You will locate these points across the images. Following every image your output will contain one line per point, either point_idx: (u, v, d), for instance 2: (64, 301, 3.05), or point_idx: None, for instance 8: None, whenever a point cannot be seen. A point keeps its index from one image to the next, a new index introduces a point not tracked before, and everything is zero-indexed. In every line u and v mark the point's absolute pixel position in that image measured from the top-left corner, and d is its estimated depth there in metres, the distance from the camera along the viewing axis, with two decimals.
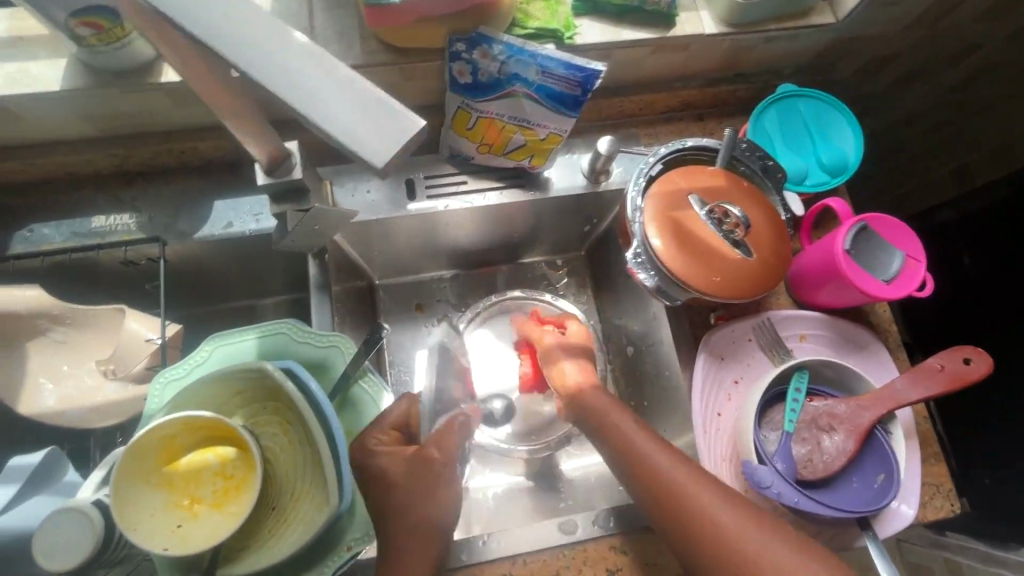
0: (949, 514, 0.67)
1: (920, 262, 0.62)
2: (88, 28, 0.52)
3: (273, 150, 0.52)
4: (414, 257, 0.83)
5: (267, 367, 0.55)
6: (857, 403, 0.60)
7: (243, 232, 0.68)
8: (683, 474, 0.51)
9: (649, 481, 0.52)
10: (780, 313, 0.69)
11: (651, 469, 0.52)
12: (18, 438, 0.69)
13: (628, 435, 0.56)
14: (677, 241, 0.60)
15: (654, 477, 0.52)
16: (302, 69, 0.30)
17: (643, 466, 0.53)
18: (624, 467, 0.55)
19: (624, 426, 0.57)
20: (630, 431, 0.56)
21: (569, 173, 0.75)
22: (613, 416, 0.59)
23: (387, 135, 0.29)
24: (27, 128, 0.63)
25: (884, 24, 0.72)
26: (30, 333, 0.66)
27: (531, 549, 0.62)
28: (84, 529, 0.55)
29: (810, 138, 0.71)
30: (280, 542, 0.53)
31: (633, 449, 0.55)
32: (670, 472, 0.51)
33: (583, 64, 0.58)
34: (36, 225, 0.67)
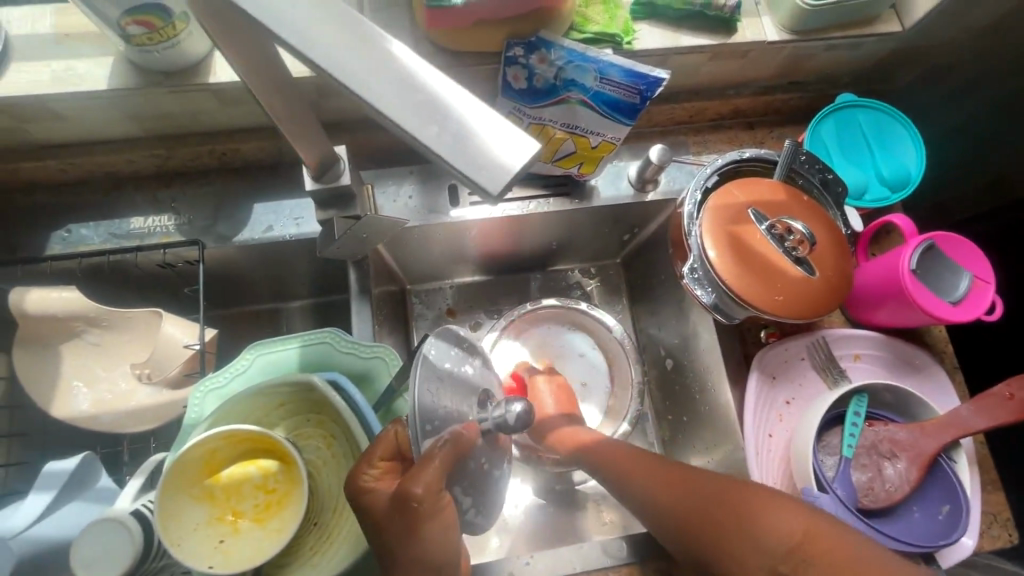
0: (1007, 545, 0.64)
1: (988, 284, 0.59)
2: (139, 27, 0.50)
3: (319, 158, 0.50)
4: (447, 263, 0.81)
5: (315, 379, 0.53)
6: (921, 430, 0.58)
7: (283, 236, 0.67)
8: (691, 490, 0.50)
9: (661, 510, 0.51)
10: (835, 332, 0.67)
11: (660, 496, 0.52)
12: (49, 442, 0.67)
13: (635, 470, 0.55)
14: (738, 258, 0.57)
15: (663, 504, 0.51)
16: (407, 84, 0.28)
17: (653, 494, 0.52)
18: (636, 503, 0.54)
19: (627, 461, 0.56)
20: (632, 465, 0.55)
21: (615, 181, 0.72)
22: (615, 454, 0.58)
23: (497, 154, 0.27)
24: (69, 126, 0.62)
25: (950, 33, 0.69)
26: (67, 335, 0.65)
27: (575, 570, 0.61)
28: (123, 540, 0.53)
29: (870, 151, 0.68)
30: (324, 559, 0.51)
31: (644, 483, 0.53)
32: (677, 496, 0.51)
33: (646, 71, 0.56)
34: (73, 225, 0.66)
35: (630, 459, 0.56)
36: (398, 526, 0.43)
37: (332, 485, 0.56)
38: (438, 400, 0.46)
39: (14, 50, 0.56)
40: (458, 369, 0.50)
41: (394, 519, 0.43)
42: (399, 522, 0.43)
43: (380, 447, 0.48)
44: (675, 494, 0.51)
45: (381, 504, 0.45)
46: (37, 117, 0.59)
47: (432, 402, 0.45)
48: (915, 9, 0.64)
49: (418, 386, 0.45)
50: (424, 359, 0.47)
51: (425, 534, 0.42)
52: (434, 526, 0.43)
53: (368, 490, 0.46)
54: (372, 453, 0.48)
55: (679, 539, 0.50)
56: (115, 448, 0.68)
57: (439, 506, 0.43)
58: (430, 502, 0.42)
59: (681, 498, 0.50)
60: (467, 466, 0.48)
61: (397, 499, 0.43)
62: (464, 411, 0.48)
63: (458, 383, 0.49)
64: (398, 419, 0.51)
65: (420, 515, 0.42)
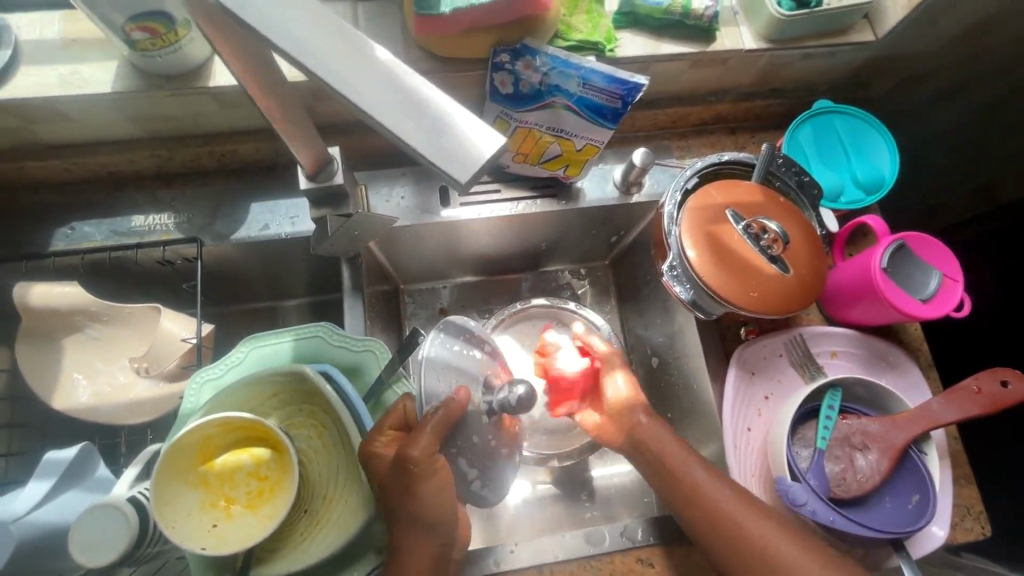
0: (980, 537, 0.66)
1: (958, 282, 0.62)
2: (143, 33, 0.53)
3: (315, 157, 0.52)
4: (439, 262, 0.83)
5: (307, 370, 0.55)
6: (892, 423, 0.60)
7: (279, 235, 0.69)
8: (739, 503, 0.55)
9: (701, 514, 0.55)
10: (812, 329, 0.69)
11: (708, 504, 0.55)
12: (48, 433, 0.69)
13: (688, 472, 0.57)
14: (715, 256, 0.60)
15: (707, 512, 0.55)
16: (387, 84, 0.30)
17: (700, 499, 0.55)
18: (672, 498, 0.57)
19: (684, 460, 0.58)
20: (689, 467, 0.58)
21: (600, 184, 0.75)
22: (669, 450, 0.59)
23: (473, 150, 0.29)
24: (75, 128, 0.64)
25: (922, 43, 0.72)
26: (69, 329, 0.68)
27: (559, 558, 0.62)
28: (120, 525, 0.55)
29: (846, 155, 0.71)
30: (313, 545, 0.53)
31: (700, 489, 0.56)
32: (729, 509, 0.54)
33: (627, 77, 0.59)
34: (77, 223, 0.68)
35: (690, 460, 0.58)
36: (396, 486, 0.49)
37: (323, 474, 0.58)
38: (443, 383, 0.50)
39: (24, 54, 0.59)
40: (469, 354, 0.54)
41: (392, 479, 0.49)
42: (398, 482, 0.49)
43: (390, 417, 0.54)
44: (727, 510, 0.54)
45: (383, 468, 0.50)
46: (44, 118, 0.61)
47: (438, 386, 0.50)
48: (887, 20, 0.67)
49: (424, 372, 0.50)
50: (432, 348, 0.52)
51: (421, 491, 0.49)
52: (430, 485, 0.50)
53: (372, 454, 0.51)
54: (382, 422, 0.54)
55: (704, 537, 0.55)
56: (113, 440, 0.70)
57: (432, 469, 0.50)
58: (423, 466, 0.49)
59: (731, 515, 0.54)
60: (472, 439, 0.52)
61: (397, 462, 0.49)
62: (471, 392, 0.52)
63: (469, 366, 0.53)
64: (407, 395, 0.57)
65: (415, 476, 0.49)
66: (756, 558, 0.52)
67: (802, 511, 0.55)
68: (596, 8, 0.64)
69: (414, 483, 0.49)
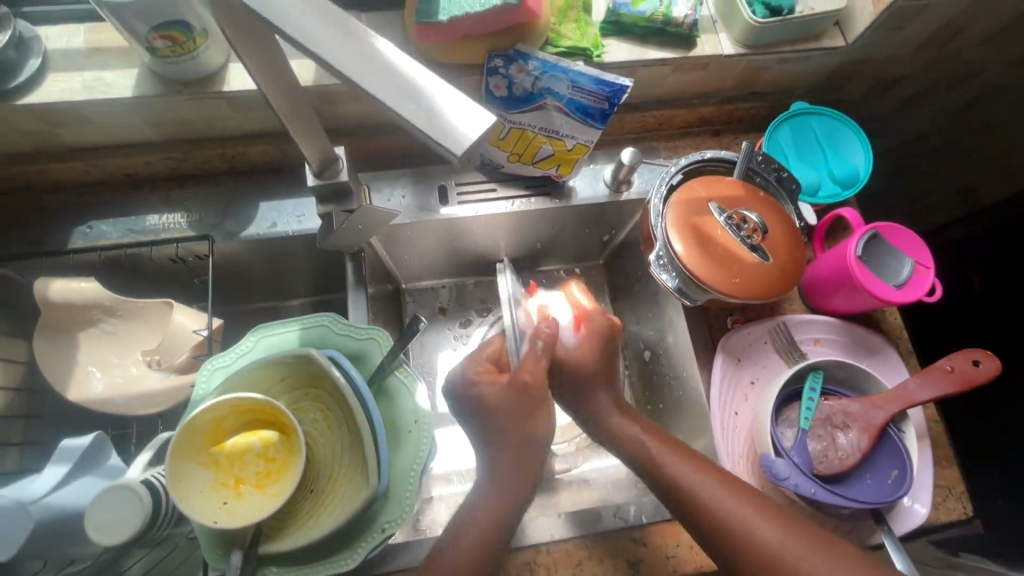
0: (961, 517, 0.68)
1: (929, 269, 0.65)
2: (164, 41, 0.58)
3: (322, 156, 0.55)
4: (438, 261, 0.86)
5: (314, 353, 0.58)
6: (870, 403, 0.63)
7: (286, 232, 0.73)
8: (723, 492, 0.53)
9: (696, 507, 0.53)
10: (795, 317, 0.72)
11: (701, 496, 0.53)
12: (62, 425, 0.72)
13: (682, 473, 0.55)
14: (698, 246, 0.63)
15: (703, 503, 0.53)
16: (391, 71, 0.35)
17: (693, 492, 0.54)
18: (667, 495, 0.55)
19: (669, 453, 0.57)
20: (677, 461, 0.56)
21: (591, 183, 0.78)
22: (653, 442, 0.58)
23: (464, 126, 0.33)
24: (95, 131, 0.68)
25: (891, 48, 0.76)
26: (85, 323, 0.71)
27: (555, 538, 0.65)
28: (134, 506, 0.57)
29: (823, 153, 0.75)
30: (320, 521, 0.56)
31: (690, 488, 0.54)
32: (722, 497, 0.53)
33: (612, 79, 0.64)
34: (94, 222, 0.72)
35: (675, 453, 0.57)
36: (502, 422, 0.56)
37: (329, 455, 0.60)
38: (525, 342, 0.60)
39: (52, 63, 0.63)
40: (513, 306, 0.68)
41: (512, 405, 0.56)
42: (520, 406, 0.56)
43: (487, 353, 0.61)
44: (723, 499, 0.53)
45: (493, 401, 0.57)
46: (67, 122, 0.66)
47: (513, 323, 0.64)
48: (856, 26, 0.71)
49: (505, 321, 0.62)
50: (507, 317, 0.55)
51: (537, 418, 0.56)
52: (543, 412, 0.57)
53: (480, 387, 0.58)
54: (478, 357, 0.61)
55: (701, 532, 0.53)
56: (124, 430, 0.73)
57: (542, 396, 0.57)
58: (540, 391, 0.57)
59: (724, 506, 0.52)
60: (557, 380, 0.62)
61: (517, 389, 0.56)
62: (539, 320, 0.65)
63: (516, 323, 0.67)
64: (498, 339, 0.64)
65: (533, 400, 0.56)
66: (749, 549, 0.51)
67: (785, 485, 0.58)
68: (584, 17, 0.69)
69: (533, 409, 0.56)
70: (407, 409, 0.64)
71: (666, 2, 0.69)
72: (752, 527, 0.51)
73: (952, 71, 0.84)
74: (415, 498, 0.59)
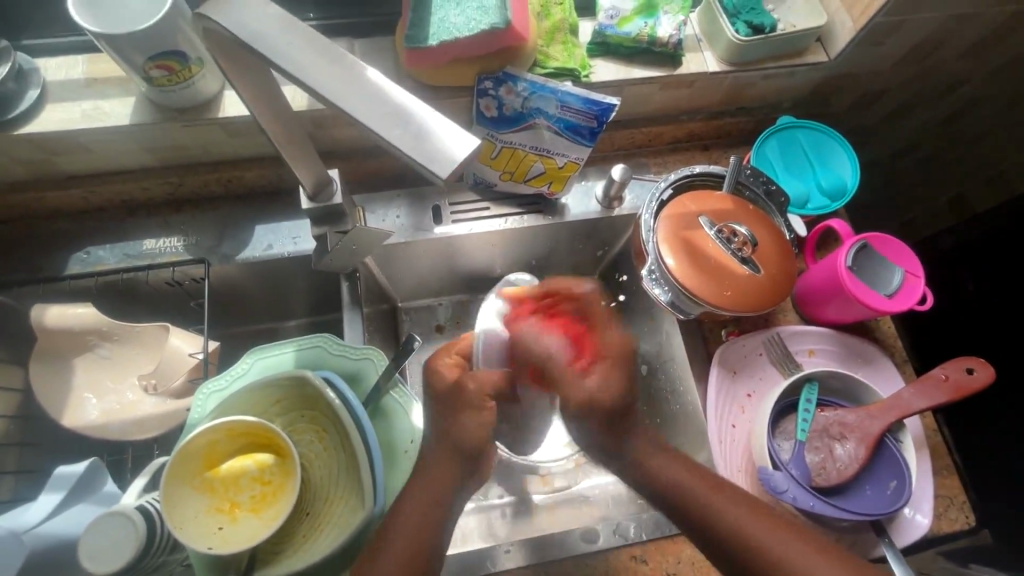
0: (964, 527, 0.67)
1: (919, 278, 0.66)
2: (161, 70, 0.59)
3: (315, 178, 0.55)
4: (433, 280, 0.86)
5: (309, 374, 0.59)
6: (866, 413, 0.63)
7: (282, 253, 0.74)
8: (737, 509, 0.52)
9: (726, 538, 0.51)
10: (789, 328, 0.73)
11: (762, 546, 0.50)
12: (57, 451, 0.71)
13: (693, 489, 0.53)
14: (690, 260, 0.64)
15: (712, 523, 0.52)
16: (382, 99, 0.35)
17: (701, 508, 0.52)
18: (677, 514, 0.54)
19: (722, 501, 0.52)
20: (691, 479, 0.54)
21: (583, 200, 0.79)
22: (703, 489, 0.53)
23: (450, 148, 0.34)
24: (95, 159, 0.70)
25: (874, 63, 0.78)
26: (81, 349, 0.71)
27: (554, 557, 0.64)
28: (129, 532, 0.56)
29: (811, 165, 0.76)
30: (318, 543, 0.55)
31: (702, 505, 0.52)
32: (777, 542, 0.50)
33: (599, 99, 0.65)
34: (93, 248, 0.73)
35: (731, 502, 0.52)
36: (447, 405, 0.57)
37: (324, 477, 0.60)
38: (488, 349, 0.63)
39: (51, 94, 0.65)
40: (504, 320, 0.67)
41: (448, 394, 0.57)
42: (450, 399, 0.57)
43: (456, 347, 0.64)
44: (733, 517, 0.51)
45: (441, 382, 0.58)
46: (67, 150, 0.67)
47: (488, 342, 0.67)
48: (837, 41, 0.73)
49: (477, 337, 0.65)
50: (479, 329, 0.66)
51: (465, 419, 0.56)
52: (471, 415, 0.56)
53: (438, 373, 0.60)
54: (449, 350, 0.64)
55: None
56: (119, 456, 0.72)
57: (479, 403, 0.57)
58: (478, 396, 0.57)
59: (739, 523, 0.51)
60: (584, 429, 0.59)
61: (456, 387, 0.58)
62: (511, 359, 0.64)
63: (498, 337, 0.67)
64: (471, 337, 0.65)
65: (461, 399, 0.57)
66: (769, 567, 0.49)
67: (784, 498, 0.59)
68: (571, 39, 0.71)
69: (459, 408, 0.56)
70: (403, 430, 0.64)
71: (652, 23, 0.70)
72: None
73: (934, 83, 0.86)
74: None
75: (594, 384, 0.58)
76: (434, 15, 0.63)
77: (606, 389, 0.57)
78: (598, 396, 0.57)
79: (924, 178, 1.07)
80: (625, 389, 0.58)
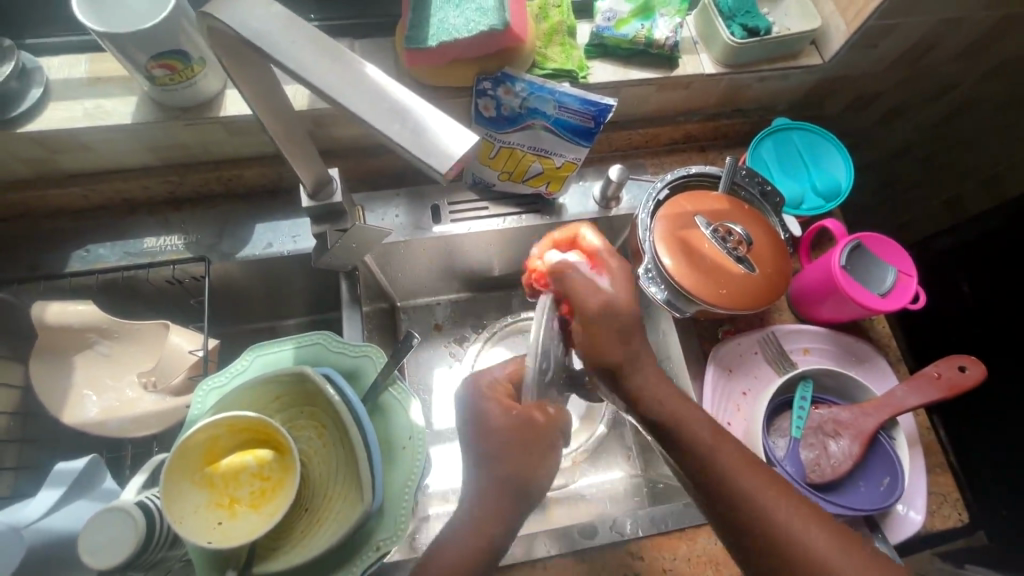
0: (958, 524, 0.67)
1: (912, 277, 0.67)
2: (163, 69, 0.59)
3: (316, 176, 0.56)
4: (432, 279, 0.86)
5: (309, 371, 0.59)
6: (860, 410, 0.63)
7: (282, 252, 0.74)
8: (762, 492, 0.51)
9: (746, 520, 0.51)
10: (784, 327, 0.73)
11: (776, 519, 0.50)
12: (57, 448, 0.72)
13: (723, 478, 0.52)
14: (686, 259, 0.65)
15: (734, 504, 0.51)
16: (383, 97, 0.36)
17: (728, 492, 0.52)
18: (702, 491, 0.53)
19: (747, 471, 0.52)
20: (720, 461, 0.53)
21: (581, 200, 0.80)
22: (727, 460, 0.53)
23: (449, 143, 0.35)
24: (98, 157, 0.70)
25: (867, 65, 0.79)
26: (82, 346, 0.71)
27: (551, 553, 0.65)
28: (128, 527, 0.57)
29: (805, 166, 0.77)
30: (315, 539, 0.55)
31: (728, 489, 0.52)
32: (791, 521, 0.50)
33: (597, 99, 0.66)
34: (93, 246, 0.74)
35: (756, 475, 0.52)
36: (511, 445, 0.54)
37: (323, 473, 0.60)
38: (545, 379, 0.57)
39: (53, 92, 0.65)
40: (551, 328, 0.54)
41: (513, 433, 0.54)
42: (515, 439, 0.54)
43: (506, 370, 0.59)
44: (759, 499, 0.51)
45: (495, 419, 0.55)
46: (69, 149, 0.67)
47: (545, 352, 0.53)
48: (830, 43, 0.74)
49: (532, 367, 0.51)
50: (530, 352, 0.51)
51: (535, 463, 0.53)
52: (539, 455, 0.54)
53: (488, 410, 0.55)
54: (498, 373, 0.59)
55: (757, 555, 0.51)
56: (118, 453, 0.72)
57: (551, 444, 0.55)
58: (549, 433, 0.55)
59: (762, 506, 0.51)
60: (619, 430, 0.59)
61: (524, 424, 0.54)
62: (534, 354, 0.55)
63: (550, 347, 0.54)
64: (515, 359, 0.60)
65: (532, 441, 0.54)
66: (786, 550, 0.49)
67: None
68: (569, 41, 0.71)
69: (528, 448, 0.54)
70: (402, 426, 0.64)
71: (648, 25, 0.71)
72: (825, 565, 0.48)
73: (927, 86, 0.87)
74: (410, 515, 0.59)
75: (616, 287, 0.58)
76: (433, 17, 0.64)
77: (618, 288, 0.58)
78: (621, 296, 0.58)
79: (918, 180, 1.08)
80: (636, 292, 0.59)
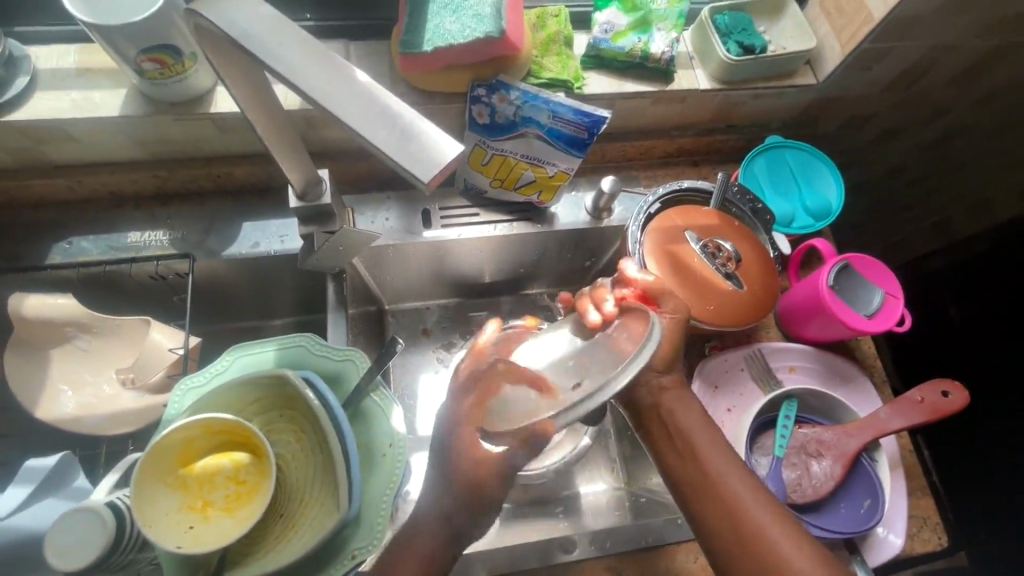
0: (937, 547, 0.67)
1: (898, 299, 0.67)
2: (152, 64, 0.59)
3: (303, 178, 0.55)
4: (421, 283, 0.86)
5: (288, 374, 0.58)
6: (842, 431, 0.64)
7: (269, 251, 0.73)
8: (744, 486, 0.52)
9: (720, 502, 0.52)
10: (770, 345, 0.73)
11: (745, 506, 0.51)
12: (27, 442, 0.70)
13: (712, 463, 0.53)
14: (675, 274, 0.65)
15: (713, 481, 0.53)
16: (372, 102, 0.36)
17: (713, 474, 0.53)
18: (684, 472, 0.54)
19: (721, 457, 0.54)
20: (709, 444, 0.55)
21: (573, 210, 0.80)
22: (704, 441, 0.55)
23: (436, 152, 0.34)
24: (84, 148, 0.69)
25: (861, 88, 0.79)
26: (59, 340, 0.69)
27: (531, 567, 0.64)
28: (98, 527, 0.55)
29: (797, 185, 0.77)
30: (289, 546, 0.54)
31: (718, 473, 0.53)
32: (757, 507, 0.51)
33: (591, 111, 0.65)
34: (75, 238, 0.72)
35: (729, 461, 0.54)
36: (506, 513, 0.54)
37: (300, 479, 0.59)
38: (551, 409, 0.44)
39: (40, 81, 0.64)
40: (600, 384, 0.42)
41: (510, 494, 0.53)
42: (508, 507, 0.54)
43: None
44: (737, 484, 0.52)
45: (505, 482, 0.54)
46: (53, 139, 0.66)
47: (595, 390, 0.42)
48: (825, 64, 0.74)
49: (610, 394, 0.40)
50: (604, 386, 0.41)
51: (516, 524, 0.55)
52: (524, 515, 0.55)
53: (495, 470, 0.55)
54: None
55: (723, 547, 0.51)
56: (93, 450, 0.71)
57: None
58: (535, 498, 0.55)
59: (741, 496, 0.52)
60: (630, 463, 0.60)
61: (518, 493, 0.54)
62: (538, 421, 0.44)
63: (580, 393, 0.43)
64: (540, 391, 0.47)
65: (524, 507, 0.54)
66: (755, 540, 0.50)
67: None
68: (565, 51, 0.71)
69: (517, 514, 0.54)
70: (383, 432, 0.63)
71: (645, 38, 0.71)
72: (787, 562, 0.49)
73: (920, 109, 0.88)
74: (387, 522, 0.58)
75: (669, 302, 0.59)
76: (429, 22, 0.64)
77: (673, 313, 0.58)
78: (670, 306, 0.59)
79: (909, 202, 1.09)
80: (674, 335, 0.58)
